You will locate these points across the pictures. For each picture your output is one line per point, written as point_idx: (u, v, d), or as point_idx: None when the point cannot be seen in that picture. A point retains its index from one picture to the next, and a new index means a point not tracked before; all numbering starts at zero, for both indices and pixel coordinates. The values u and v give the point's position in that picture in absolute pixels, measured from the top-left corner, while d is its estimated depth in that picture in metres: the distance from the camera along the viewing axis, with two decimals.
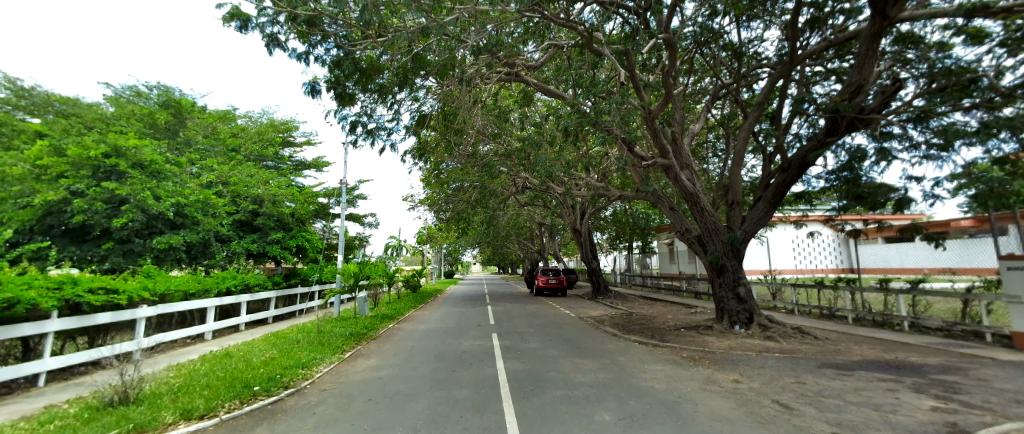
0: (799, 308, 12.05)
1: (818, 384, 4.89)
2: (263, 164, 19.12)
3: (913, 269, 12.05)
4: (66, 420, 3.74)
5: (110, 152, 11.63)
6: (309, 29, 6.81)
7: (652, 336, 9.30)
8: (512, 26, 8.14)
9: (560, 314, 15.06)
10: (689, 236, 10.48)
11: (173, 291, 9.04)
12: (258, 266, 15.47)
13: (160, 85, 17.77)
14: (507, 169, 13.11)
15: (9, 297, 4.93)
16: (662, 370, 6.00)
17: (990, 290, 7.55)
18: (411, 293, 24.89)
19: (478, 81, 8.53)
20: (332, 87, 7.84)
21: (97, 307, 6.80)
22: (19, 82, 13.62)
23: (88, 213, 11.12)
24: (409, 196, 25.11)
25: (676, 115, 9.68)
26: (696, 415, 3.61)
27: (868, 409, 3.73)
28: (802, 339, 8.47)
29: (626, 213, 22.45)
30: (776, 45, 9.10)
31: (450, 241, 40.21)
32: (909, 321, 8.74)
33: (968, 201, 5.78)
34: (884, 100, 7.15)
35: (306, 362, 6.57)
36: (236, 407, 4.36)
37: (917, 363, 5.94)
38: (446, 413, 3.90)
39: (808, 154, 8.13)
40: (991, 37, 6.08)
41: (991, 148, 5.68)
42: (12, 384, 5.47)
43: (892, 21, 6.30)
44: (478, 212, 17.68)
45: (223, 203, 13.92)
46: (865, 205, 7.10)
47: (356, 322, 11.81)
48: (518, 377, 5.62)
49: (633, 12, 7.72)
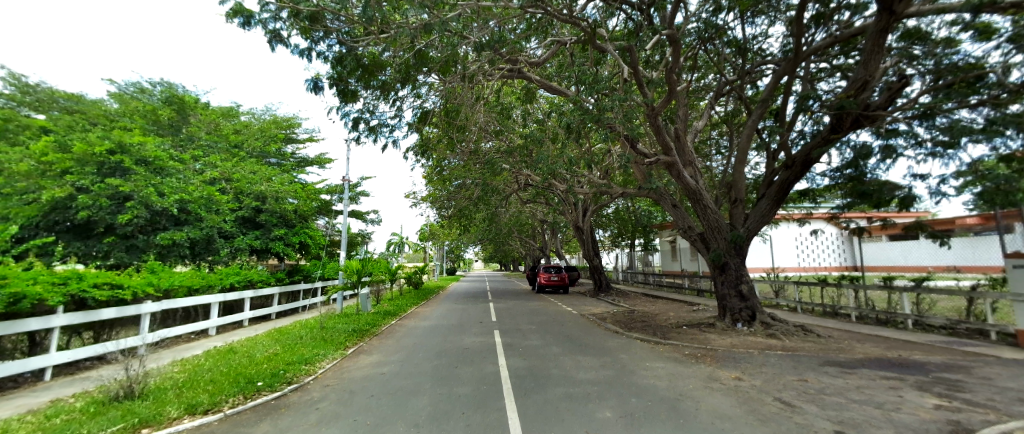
0: (802, 306, 12.01)
1: (820, 382, 4.88)
2: (266, 161, 19.17)
3: (916, 267, 12.00)
4: (71, 414, 3.77)
5: (114, 149, 11.70)
6: (312, 25, 6.69)
7: (653, 333, 9.30)
8: (515, 22, 8.11)
9: (562, 311, 15.07)
10: (691, 234, 10.47)
11: (177, 287, 9.08)
12: (261, 262, 15.53)
13: (163, 81, 17.80)
14: (509, 167, 13.11)
15: (14, 292, 4.96)
16: (663, 368, 5.99)
17: (996, 289, 7.52)
18: (414, 290, 24.96)
19: (480, 77, 8.47)
20: (334, 83, 7.83)
21: (103, 302, 6.85)
22: (24, 78, 13.65)
23: (92, 209, 11.17)
24: (412, 193, 25.14)
25: (679, 112, 9.63)
26: (697, 413, 3.61)
27: (870, 407, 3.72)
28: (805, 337, 8.43)
29: (629, 210, 22.41)
30: (781, 41, 9.01)
31: (453, 238, 40.31)
32: (913, 320, 8.70)
33: (974, 198, 5.72)
34: (891, 96, 7.07)
35: (308, 358, 6.59)
36: (239, 402, 4.38)
37: (920, 361, 5.92)
38: (447, 410, 3.90)
39: (812, 151, 8.08)
40: (999, 33, 6.00)
41: (998, 146, 5.61)
42: (19, 378, 5.52)
43: (899, 16, 6.19)
44: (480, 209, 17.69)
45: (227, 200, 13.96)
46: (870, 203, 7.05)
47: (359, 319, 11.85)
48: (520, 374, 5.63)
49: (637, 8, 7.66)
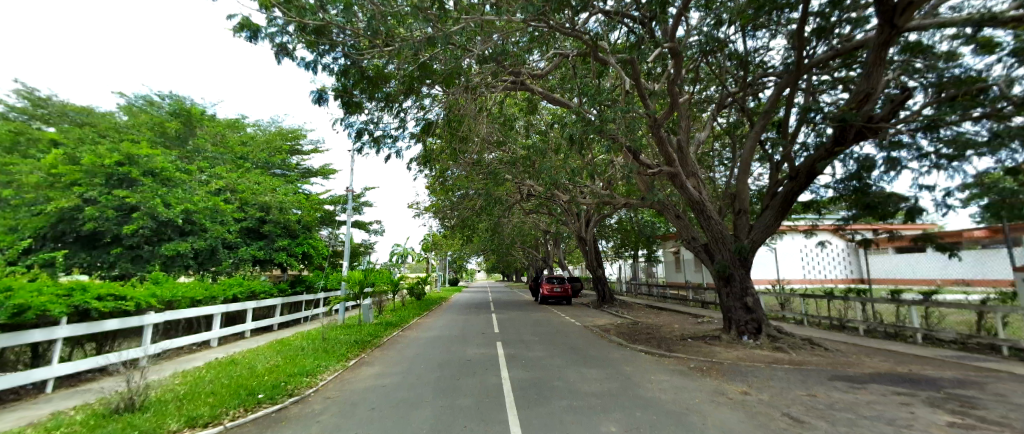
0: (809, 318, 11.85)
1: (829, 397, 4.80)
2: (270, 172, 19.34)
3: (924, 279, 11.84)
4: (71, 426, 3.76)
5: (123, 160, 11.92)
6: (317, 39, 6.81)
7: (657, 345, 9.19)
8: (518, 35, 7.98)
9: (565, 322, 14.96)
10: (695, 245, 10.45)
11: (181, 298, 9.06)
12: (264, 272, 15.66)
13: (172, 94, 18.02)
14: (511, 177, 13.17)
15: (21, 303, 4.99)
16: (668, 380, 5.91)
17: (1005, 303, 7.40)
18: (416, 301, 25.05)
19: (483, 89, 8.65)
20: (339, 95, 7.94)
21: (105, 313, 6.85)
22: (37, 92, 14.02)
23: (99, 220, 11.32)
24: (415, 203, 25.28)
25: (681, 124, 9.74)
26: (704, 428, 3.53)
27: (881, 423, 3.65)
28: (812, 350, 8.33)
29: (631, 220, 22.60)
30: (784, 54, 9.07)
31: (455, 249, 40.20)
32: (922, 333, 8.60)
33: (980, 211, 5.60)
34: (893, 109, 7.07)
35: (310, 370, 6.54)
36: (241, 414, 4.36)
37: (932, 377, 5.78)
38: (450, 422, 3.85)
39: (816, 163, 8.05)
40: (1001, 46, 5.91)
41: (1003, 159, 5.43)
42: (20, 390, 5.49)
43: (900, 30, 6.15)
44: (483, 219, 17.80)
45: (232, 210, 14.01)
46: (875, 215, 6.97)
47: (360, 330, 11.80)
48: (523, 385, 5.56)
49: (639, 21, 7.75)
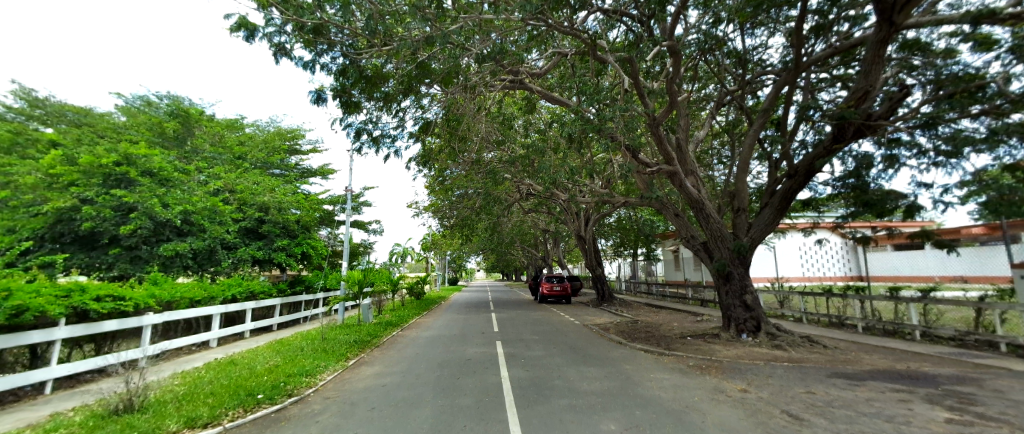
0: (808, 316, 11.87)
1: (828, 395, 4.81)
2: (269, 172, 19.33)
3: (924, 277, 11.83)
4: (70, 428, 3.74)
5: (121, 161, 11.87)
6: (315, 38, 6.80)
7: (657, 344, 9.20)
8: (517, 34, 7.96)
9: (565, 321, 14.97)
10: (694, 243, 10.46)
11: (179, 299, 9.04)
12: (264, 272, 15.62)
13: (170, 94, 17.97)
14: (510, 176, 13.15)
15: (18, 304, 4.95)
16: (668, 379, 5.90)
17: (1003, 300, 7.43)
18: (415, 300, 25.13)
19: (482, 89, 8.61)
20: (338, 95, 7.97)
21: (104, 314, 6.84)
22: (34, 92, 14.03)
23: (96, 220, 11.27)
24: (415, 202, 25.26)
25: (680, 122, 9.74)
26: (704, 426, 3.53)
27: (880, 421, 3.64)
28: (811, 348, 8.35)
29: (630, 219, 22.65)
30: (782, 52, 9.06)
31: (455, 249, 40.11)
32: (921, 331, 8.60)
33: (979, 208, 5.61)
34: (892, 107, 7.05)
35: (309, 370, 6.53)
36: (240, 415, 4.34)
37: (931, 373, 5.80)
38: (450, 421, 3.84)
39: (814, 161, 8.04)
40: (1000, 44, 5.90)
41: (1001, 155, 5.47)
42: (19, 391, 5.48)
43: (898, 27, 6.16)
44: (482, 218, 17.80)
45: (230, 210, 13.96)
46: (874, 212, 6.96)
47: (360, 329, 11.80)
48: (523, 385, 5.56)
49: (637, 20, 7.76)
